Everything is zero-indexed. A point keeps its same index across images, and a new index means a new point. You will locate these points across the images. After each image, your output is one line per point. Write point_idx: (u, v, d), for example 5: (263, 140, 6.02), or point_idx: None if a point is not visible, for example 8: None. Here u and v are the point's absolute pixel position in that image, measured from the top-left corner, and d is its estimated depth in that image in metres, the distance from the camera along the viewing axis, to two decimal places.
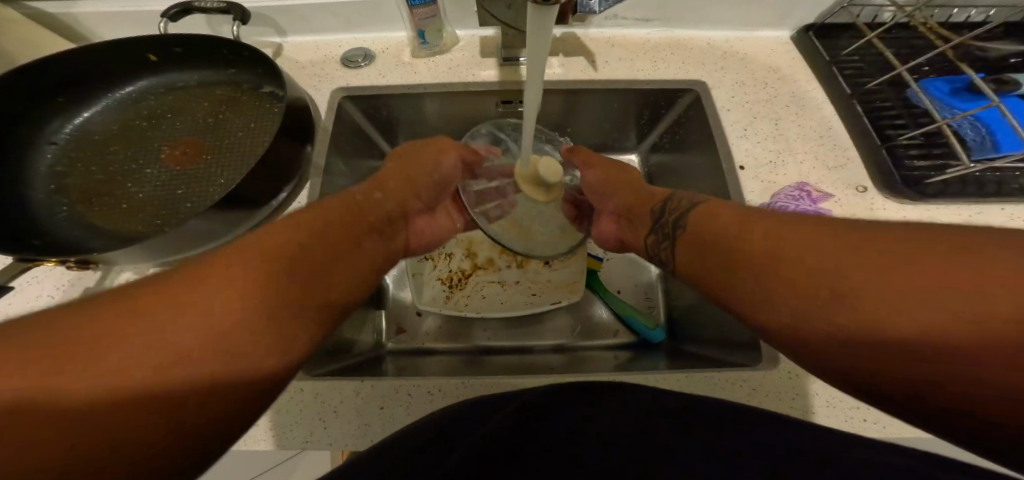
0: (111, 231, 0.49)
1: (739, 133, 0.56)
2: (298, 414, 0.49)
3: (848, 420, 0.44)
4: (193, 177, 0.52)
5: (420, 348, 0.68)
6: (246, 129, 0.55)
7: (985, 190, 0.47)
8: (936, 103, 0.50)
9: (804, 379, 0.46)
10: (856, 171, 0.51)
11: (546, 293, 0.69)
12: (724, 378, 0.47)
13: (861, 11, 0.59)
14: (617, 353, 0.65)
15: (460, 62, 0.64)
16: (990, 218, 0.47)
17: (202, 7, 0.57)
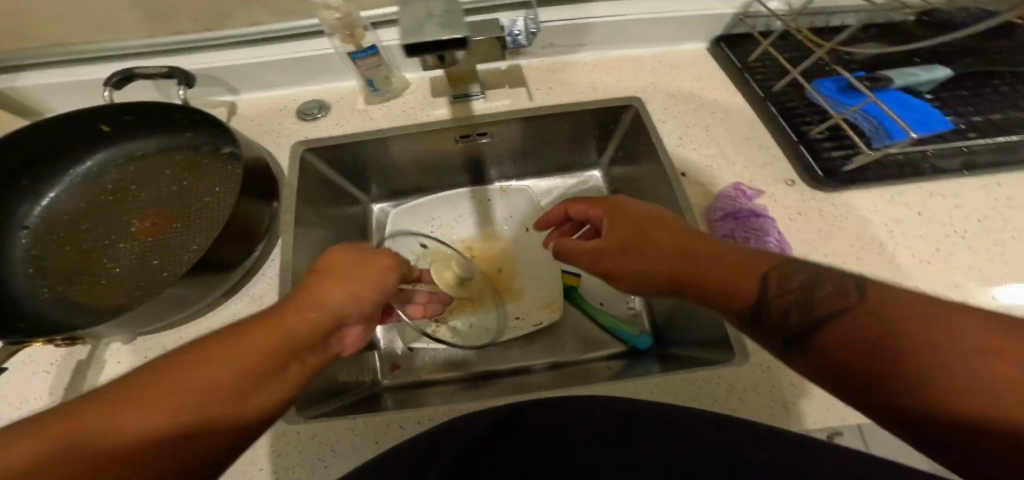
0: (86, 305, 0.50)
1: (677, 141, 0.61)
2: (299, 455, 0.49)
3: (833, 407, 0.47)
4: (165, 246, 0.53)
5: (416, 381, 0.68)
6: (211, 192, 0.57)
7: (893, 174, 0.55)
8: (828, 102, 0.55)
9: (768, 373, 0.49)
10: (783, 165, 0.56)
11: (530, 314, 0.71)
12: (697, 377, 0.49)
13: (755, 22, 0.64)
14: (610, 363, 0.65)
15: (413, 104, 0.67)
16: (901, 196, 0.54)
17: (144, 72, 0.59)
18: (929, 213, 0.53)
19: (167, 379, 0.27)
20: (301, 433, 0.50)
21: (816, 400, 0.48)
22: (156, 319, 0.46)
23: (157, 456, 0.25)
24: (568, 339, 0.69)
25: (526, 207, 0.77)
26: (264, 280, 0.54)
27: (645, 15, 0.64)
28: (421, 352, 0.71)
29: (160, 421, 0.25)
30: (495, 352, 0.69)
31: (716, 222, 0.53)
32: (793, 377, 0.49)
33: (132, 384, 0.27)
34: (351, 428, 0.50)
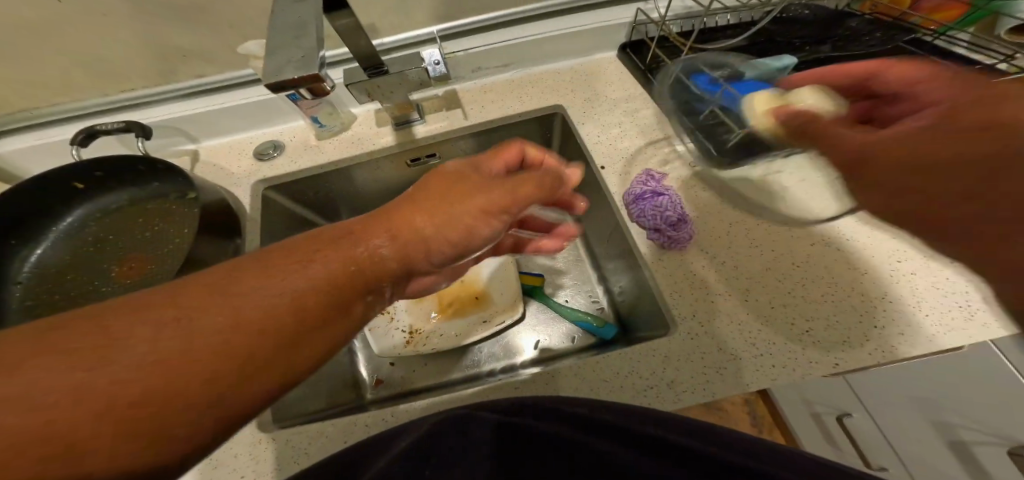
0: None
1: (596, 141, 0.68)
2: (275, 462, 0.55)
3: (760, 366, 0.50)
4: (142, 286, 0.60)
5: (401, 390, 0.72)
6: (180, 234, 0.64)
7: None
8: (700, 90, 0.63)
9: (704, 345, 0.52)
10: (685, 148, 0.65)
11: (495, 316, 0.75)
12: (635, 352, 0.53)
13: (645, 29, 0.74)
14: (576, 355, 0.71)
15: (361, 135, 0.74)
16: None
17: (105, 129, 0.66)
18: None
19: (178, 335, 0.28)
20: (275, 440, 0.56)
21: (749, 371, 0.50)
22: None
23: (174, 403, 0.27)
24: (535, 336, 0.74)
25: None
26: None
27: (553, 32, 0.71)
28: (401, 365, 0.75)
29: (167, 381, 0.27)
30: (466, 356, 0.73)
31: (630, 203, 0.62)
32: (738, 346, 0.52)
33: (149, 326, 0.28)
34: (321, 432, 0.56)
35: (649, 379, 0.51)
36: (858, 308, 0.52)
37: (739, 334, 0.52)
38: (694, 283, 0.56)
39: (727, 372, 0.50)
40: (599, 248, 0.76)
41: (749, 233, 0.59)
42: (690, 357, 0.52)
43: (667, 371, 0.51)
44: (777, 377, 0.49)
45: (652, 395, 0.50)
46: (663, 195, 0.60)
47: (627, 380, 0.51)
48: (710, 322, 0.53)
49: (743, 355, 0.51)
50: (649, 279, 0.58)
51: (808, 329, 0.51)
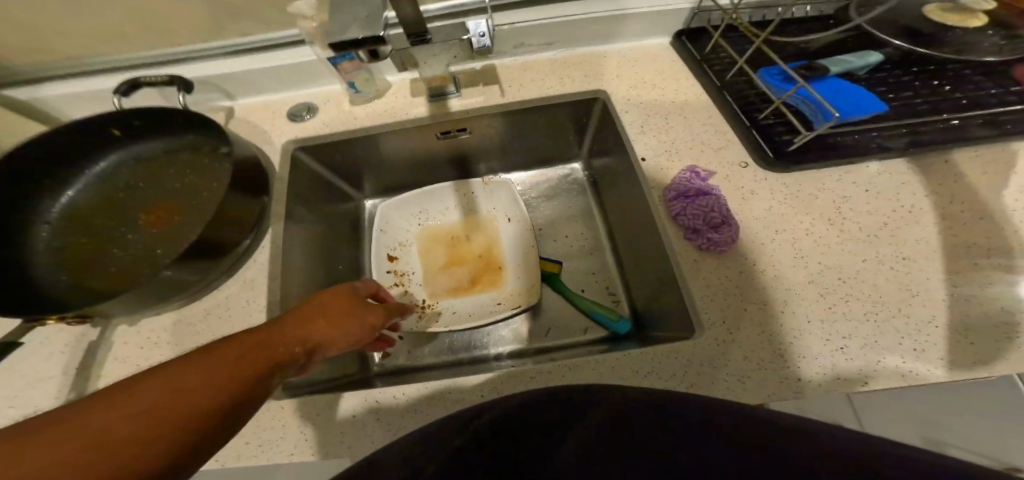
0: (97, 289, 0.55)
1: (640, 130, 0.65)
2: (280, 429, 0.52)
3: (784, 380, 0.47)
4: (169, 236, 0.59)
5: (405, 366, 0.69)
6: (209, 189, 0.63)
7: (839, 154, 0.58)
8: (768, 86, 0.59)
9: (732, 351, 0.49)
10: (737, 147, 0.60)
11: (510, 299, 0.73)
12: (660, 352, 0.50)
13: (710, 15, 0.69)
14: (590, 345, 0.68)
15: (395, 103, 0.72)
16: (851, 174, 0.57)
17: (148, 81, 0.65)
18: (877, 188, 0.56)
19: (186, 388, 0.29)
20: (281, 407, 0.53)
21: (781, 383, 0.47)
22: (154, 297, 0.51)
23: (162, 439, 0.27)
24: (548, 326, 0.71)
25: (507, 200, 0.80)
26: (256, 265, 0.59)
27: (604, 12, 0.68)
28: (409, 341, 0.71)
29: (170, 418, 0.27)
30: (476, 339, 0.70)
31: (671, 200, 0.58)
32: (766, 356, 0.48)
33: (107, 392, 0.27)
34: (329, 403, 0.54)
35: (669, 380, 0.48)
36: (899, 329, 0.48)
37: (766, 345, 0.49)
38: (727, 288, 0.53)
39: (757, 381, 0.47)
40: (620, 239, 0.73)
41: (796, 244, 0.54)
42: (716, 362, 0.49)
43: (690, 373, 0.48)
44: (801, 393, 0.46)
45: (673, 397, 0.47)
46: (710, 195, 0.56)
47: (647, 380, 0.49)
48: (740, 327, 0.50)
49: (772, 366, 0.48)
50: (682, 279, 0.54)
51: (842, 346, 0.48)
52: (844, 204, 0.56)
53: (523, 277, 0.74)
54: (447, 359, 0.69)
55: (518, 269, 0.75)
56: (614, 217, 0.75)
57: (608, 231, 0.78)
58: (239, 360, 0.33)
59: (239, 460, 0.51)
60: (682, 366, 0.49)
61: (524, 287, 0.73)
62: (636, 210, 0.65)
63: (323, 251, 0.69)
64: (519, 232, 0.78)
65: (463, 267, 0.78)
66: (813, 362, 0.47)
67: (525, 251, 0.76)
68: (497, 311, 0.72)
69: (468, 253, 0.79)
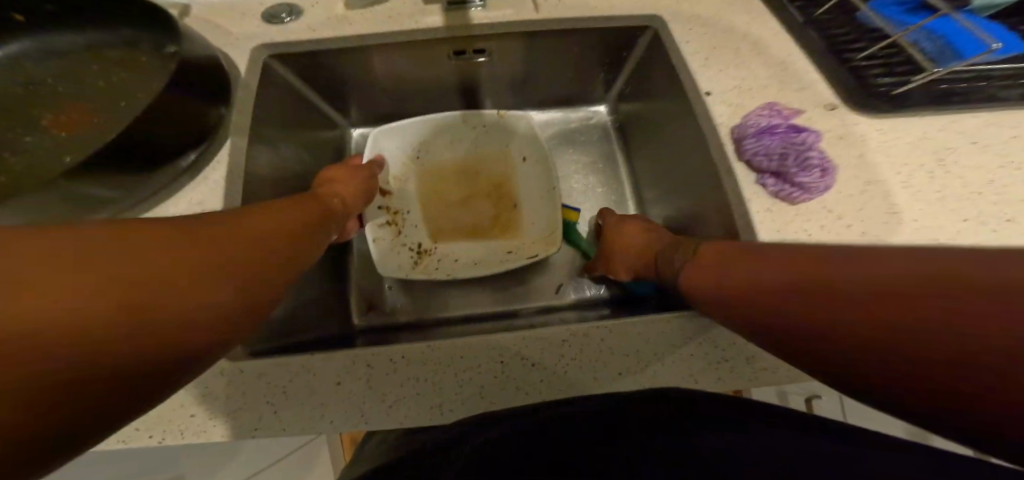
0: None
1: (704, 62, 0.54)
2: (239, 398, 0.41)
3: None
4: (85, 142, 0.42)
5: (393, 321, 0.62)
6: (146, 90, 0.47)
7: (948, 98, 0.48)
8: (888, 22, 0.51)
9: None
10: (825, 88, 0.50)
11: (524, 247, 0.63)
12: (721, 319, 0.45)
13: None
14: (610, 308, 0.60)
15: (402, 10, 0.57)
16: (958, 124, 0.47)
17: None
18: (988, 141, 0.46)
19: (168, 264, 0.23)
20: (240, 371, 0.42)
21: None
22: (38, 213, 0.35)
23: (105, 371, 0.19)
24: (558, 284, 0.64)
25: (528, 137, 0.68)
26: (203, 184, 0.43)
27: None
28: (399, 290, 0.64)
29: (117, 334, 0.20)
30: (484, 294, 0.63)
31: (747, 137, 0.46)
32: None
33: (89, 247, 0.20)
34: (306, 367, 0.43)
35: (726, 351, 0.44)
36: None
37: None
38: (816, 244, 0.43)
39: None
40: (650, 190, 0.66)
41: (889, 196, 0.44)
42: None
43: None
44: None
45: (725, 368, 0.44)
46: (804, 130, 0.44)
47: (703, 350, 0.44)
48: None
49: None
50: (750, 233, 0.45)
51: None
52: (947, 153, 0.46)
53: (541, 220, 0.64)
54: (445, 315, 0.62)
55: (534, 214, 0.64)
56: (650, 170, 0.65)
57: (634, 182, 0.70)
58: (235, 246, 0.28)
59: (185, 437, 0.40)
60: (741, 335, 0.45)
61: (541, 233, 0.63)
62: (691, 157, 0.54)
63: (297, 186, 0.56)
64: (536, 172, 0.67)
65: (471, 210, 0.66)
66: None
67: (542, 193, 0.65)
68: (508, 260, 0.62)
69: (481, 196, 0.67)
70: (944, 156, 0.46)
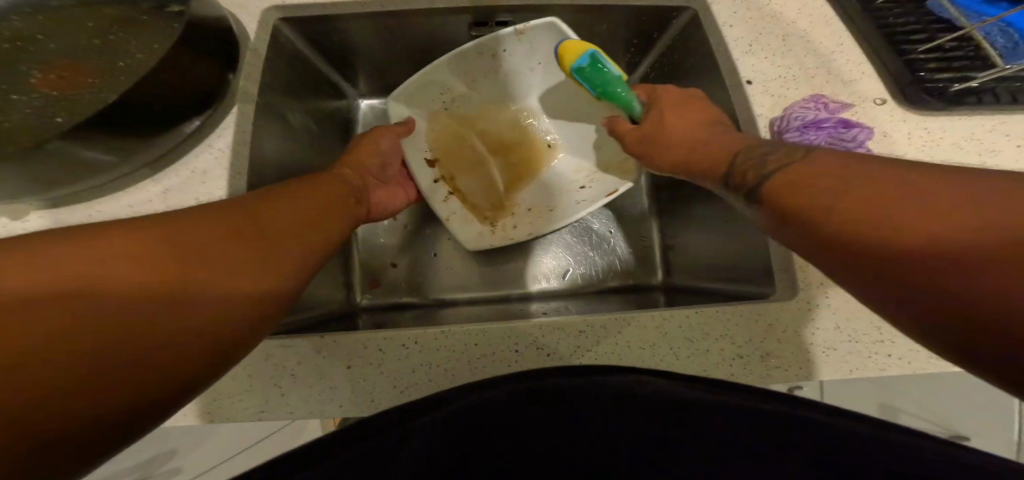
0: None
1: (745, 49, 0.51)
2: (246, 379, 0.41)
3: (870, 355, 0.40)
4: (76, 103, 0.39)
5: (397, 302, 0.62)
6: (146, 50, 0.43)
7: (1003, 98, 0.45)
8: (961, 12, 0.48)
9: (814, 325, 0.41)
10: (872, 82, 0.48)
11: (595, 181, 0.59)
12: (740, 313, 0.41)
13: None
14: (616, 299, 0.60)
15: None
16: (1007, 125, 0.45)
17: None
18: None
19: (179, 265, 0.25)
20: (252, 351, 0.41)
21: (848, 355, 0.40)
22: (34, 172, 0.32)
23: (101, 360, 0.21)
24: (566, 269, 0.64)
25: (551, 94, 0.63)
26: (208, 152, 0.41)
27: None
28: (404, 269, 0.64)
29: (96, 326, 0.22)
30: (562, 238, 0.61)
31: (790, 130, 0.44)
32: (849, 321, 0.41)
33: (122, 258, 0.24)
34: (315, 349, 0.41)
35: (742, 347, 0.40)
36: None
37: (858, 314, 0.41)
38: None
39: (833, 355, 0.40)
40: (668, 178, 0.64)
41: None
42: (799, 331, 0.41)
43: (769, 338, 0.41)
44: (885, 370, 0.40)
45: (739, 364, 0.40)
46: (856, 126, 0.43)
47: (717, 345, 0.41)
48: (831, 294, 0.41)
49: (839, 344, 0.40)
50: None
51: None
52: (990, 155, 0.44)
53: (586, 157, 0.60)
54: (450, 298, 0.62)
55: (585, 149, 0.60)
56: None
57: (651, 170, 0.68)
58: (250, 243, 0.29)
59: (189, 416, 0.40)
60: (761, 333, 0.41)
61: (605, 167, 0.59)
62: None
63: (304, 161, 0.53)
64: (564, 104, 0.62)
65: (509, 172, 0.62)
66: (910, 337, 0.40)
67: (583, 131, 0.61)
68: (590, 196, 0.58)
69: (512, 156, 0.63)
70: (993, 163, 0.43)
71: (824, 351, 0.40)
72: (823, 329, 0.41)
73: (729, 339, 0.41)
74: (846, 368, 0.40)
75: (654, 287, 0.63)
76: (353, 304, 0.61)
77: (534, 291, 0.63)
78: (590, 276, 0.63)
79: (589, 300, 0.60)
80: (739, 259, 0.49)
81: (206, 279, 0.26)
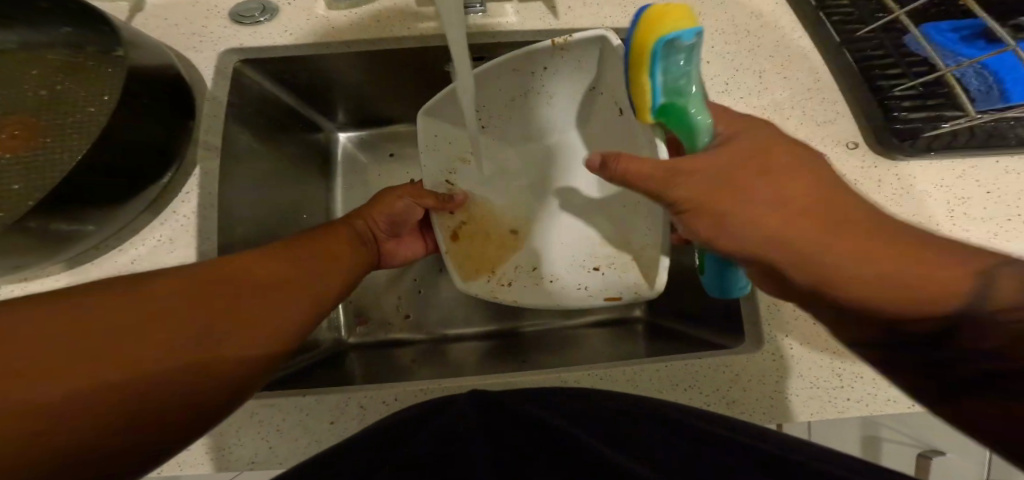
0: None
1: (721, 88, 0.51)
2: (231, 435, 0.41)
3: (832, 401, 0.40)
4: (28, 167, 0.38)
5: (384, 339, 0.63)
6: (96, 103, 0.41)
7: (983, 142, 0.43)
8: (939, 51, 0.46)
9: (780, 373, 0.42)
10: (849, 124, 0.47)
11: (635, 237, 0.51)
12: (707, 364, 0.42)
13: None
14: (598, 332, 0.62)
15: (390, 12, 0.52)
16: (977, 170, 0.43)
17: None
18: (1003, 192, 0.42)
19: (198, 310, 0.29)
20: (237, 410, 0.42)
21: (810, 400, 0.41)
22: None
23: (131, 377, 0.25)
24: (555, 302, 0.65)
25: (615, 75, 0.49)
26: (174, 218, 0.40)
27: None
28: (392, 305, 0.65)
29: (128, 346, 0.26)
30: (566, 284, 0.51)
31: None
32: (813, 369, 0.42)
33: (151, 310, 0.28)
34: (298, 407, 0.42)
35: (710, 395, 0.41)
36: None
37: (821, 361, 0.42)
38: None
39: (795, 400, 0.41)
40: None
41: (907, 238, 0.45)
42: (764, 380, 0.42)
43: (736, 388, 0.41)
44: (844, 414, 0.40)
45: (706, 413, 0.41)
46: None
47: (686, 395, 0.41)
48: (793, 343, 0.42)
49: (801, 389, 0.41)
50: (754, 279, 0.45)
51: None
52: (960, 203, 0.42)
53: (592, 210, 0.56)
54: (437, 335, 0.63)
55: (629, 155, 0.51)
56: None
57: None
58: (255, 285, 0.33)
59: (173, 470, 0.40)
60: (727, 382, 0.42)
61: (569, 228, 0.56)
62: None
63: (277, 205, 0.52)
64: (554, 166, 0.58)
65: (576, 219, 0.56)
66: (871, 383, 0.41)
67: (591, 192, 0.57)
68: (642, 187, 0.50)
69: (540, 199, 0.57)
70: (960, 208, 0.42)
71: (789, 398, 0.41)
72: (792, 375, 0.42)
73: (698, 391, 0.41)
74: (809, 413, 0.40)
75: (638, 319, 0.64)
76: (340, 344, 0.62)
77: (519, 325, 0.64)
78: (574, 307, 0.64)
79: (573, 333, 0.62)
80: (712, 301, 0.51)
81: (221, 330, 0.30)
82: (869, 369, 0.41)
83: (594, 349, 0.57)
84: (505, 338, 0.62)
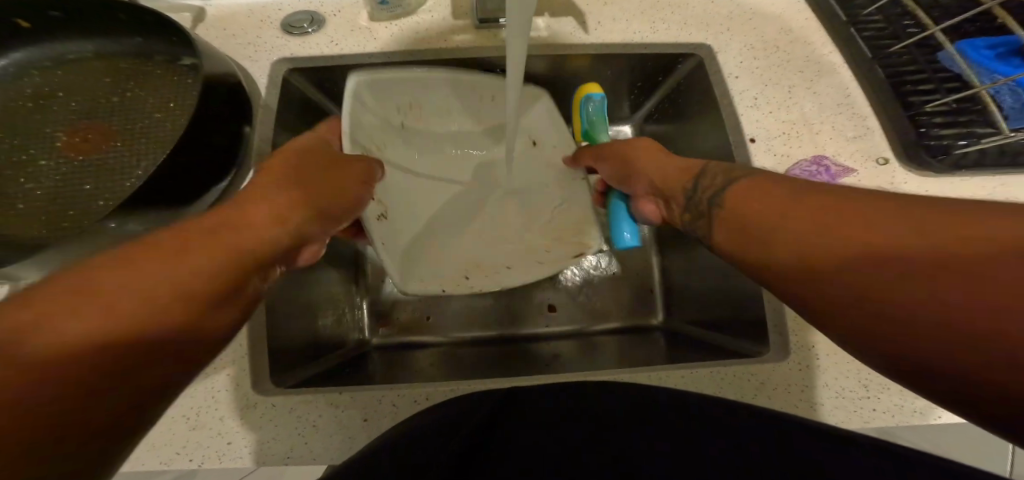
0: None
1: (751, 102, 0.52)
2: (271, 428, 0.43)
3: (859, 412, 0.41)
4: (102, 168, 0.40)
5: (408, 341, 0.65)
6: (162, 109, 0.44)
7: (1014, 161, 0.43)
8: (974, 68, 0.46)
9: (807, 384, 0.42)
10: (878, 141, 0.47)
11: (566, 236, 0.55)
12: (735, 373, 0.43)
13: None
14: (617, 339, 0.62)
15: (430, 25, 0.55)
16: (1009, 188, 0.43)
17: None
18: None
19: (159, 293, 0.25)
20: (276, 405, 0.44)
21: (836, 410, 0.41)
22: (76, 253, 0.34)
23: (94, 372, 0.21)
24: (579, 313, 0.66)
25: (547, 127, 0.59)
26: None
27: None
28: (416, 308, 0.67)
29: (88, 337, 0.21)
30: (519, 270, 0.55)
31: None
32: (839, 381, 0.42)
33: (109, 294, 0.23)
34: (334, 402, 0.44)
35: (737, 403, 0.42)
36: None
37: (847, 373, 0.42)
38: None
39: (822, 410, 0.41)
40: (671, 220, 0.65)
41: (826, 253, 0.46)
42: (791, 391, 0.42)
43: (762, 397, 0.42)
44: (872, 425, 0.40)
45: None
46: None
47: None
48: (820, 354, 0.43)
49: (827, 399, 0.42)
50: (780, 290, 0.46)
51: None
52: None
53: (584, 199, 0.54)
54: (457, 338, 0.65)
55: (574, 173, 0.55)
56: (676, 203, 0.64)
57: None
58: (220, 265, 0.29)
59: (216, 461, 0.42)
60: (751, 390, 0.42)
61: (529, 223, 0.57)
62: None
63: None
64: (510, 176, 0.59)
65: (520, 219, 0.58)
66: (898, 396, 0.41)
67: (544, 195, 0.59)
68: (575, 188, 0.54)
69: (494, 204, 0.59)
70: None
71: (816, 409, 0.41)
72: (818, 386, 0.42)
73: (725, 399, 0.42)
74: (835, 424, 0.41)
75: (657, 328, 0.64)
76: (365, 344, 0.64)
77: (539, 331, 0.65)
78: (594, 315, 0.66)
79: (594, 340, 0.62)
80: (736, 312, 0.52)
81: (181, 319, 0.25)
82: (896, 382, 0.42)
83: (615, 356, 0.58)
84: (524, 342, 0.64)
